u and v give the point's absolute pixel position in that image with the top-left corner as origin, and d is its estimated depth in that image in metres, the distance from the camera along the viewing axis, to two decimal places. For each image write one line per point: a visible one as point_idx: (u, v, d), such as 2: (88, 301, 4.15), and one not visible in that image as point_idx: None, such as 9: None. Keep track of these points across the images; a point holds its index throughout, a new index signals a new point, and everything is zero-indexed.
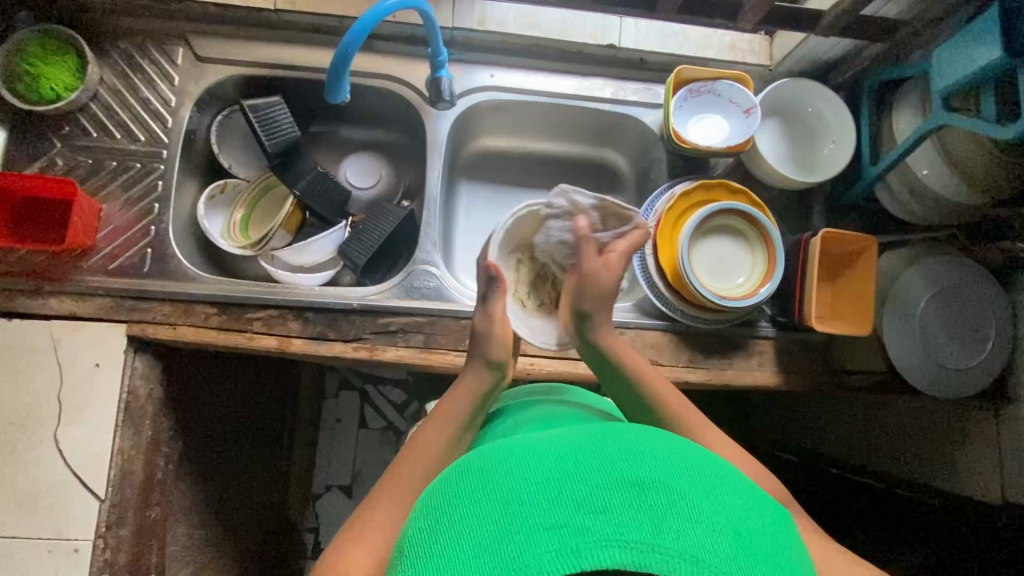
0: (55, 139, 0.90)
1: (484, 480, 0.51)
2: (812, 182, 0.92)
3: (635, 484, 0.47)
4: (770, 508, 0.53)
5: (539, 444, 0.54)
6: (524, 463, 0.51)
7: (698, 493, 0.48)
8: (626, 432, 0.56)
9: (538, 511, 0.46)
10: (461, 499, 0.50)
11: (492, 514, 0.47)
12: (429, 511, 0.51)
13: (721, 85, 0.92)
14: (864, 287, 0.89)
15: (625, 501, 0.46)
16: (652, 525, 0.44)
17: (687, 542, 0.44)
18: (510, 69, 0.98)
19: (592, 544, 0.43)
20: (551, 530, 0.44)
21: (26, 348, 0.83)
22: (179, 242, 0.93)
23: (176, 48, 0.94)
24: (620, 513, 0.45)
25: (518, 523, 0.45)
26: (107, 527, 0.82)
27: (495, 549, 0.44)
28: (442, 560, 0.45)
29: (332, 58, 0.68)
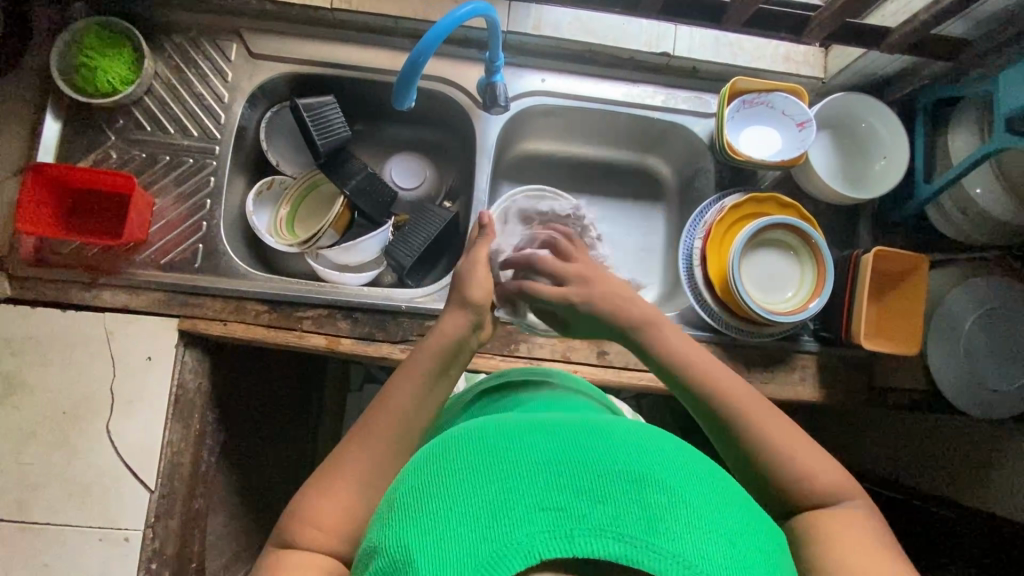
0: (109, 131, 0.90)
1: (486, 453, 0.50)
2: (863, 198, 0.92)
3: (637, 481, 0.46)
4: (764, 523, 0.50)
5: (544, 427, 0.53)
6: (527, 442, 0.50)
7: (699, 500, 0.46)
8: (630, 429, 0.54)
9: (536, 491, 0.45)
10: (460, 467, 0.49)
11: (488, 487, 0.46)
12: (425, 474, 0.51)
13: (776, 97, 0.92)
14: (913, 306, 0.89)
15: (626, 496, 0.44)
16: (651, 524, 0.43)
17: (682, 546, 0.42)
18: (562, 74, 0.98)
19: (585, 532, 0.42)
20: (546, 511, 0.43)
21: (80, 339, 0.84)
22: (229, 238, 0.93)
23: (230, 44, 0.94)
24: (617, 507, 0.44)
25: (514, 498, 0.45)
26: (156, 518, 0.83)
27: (486, 520, 0.44)
28: (431, 524, 0.45)
29: (404, 64, 0.70)
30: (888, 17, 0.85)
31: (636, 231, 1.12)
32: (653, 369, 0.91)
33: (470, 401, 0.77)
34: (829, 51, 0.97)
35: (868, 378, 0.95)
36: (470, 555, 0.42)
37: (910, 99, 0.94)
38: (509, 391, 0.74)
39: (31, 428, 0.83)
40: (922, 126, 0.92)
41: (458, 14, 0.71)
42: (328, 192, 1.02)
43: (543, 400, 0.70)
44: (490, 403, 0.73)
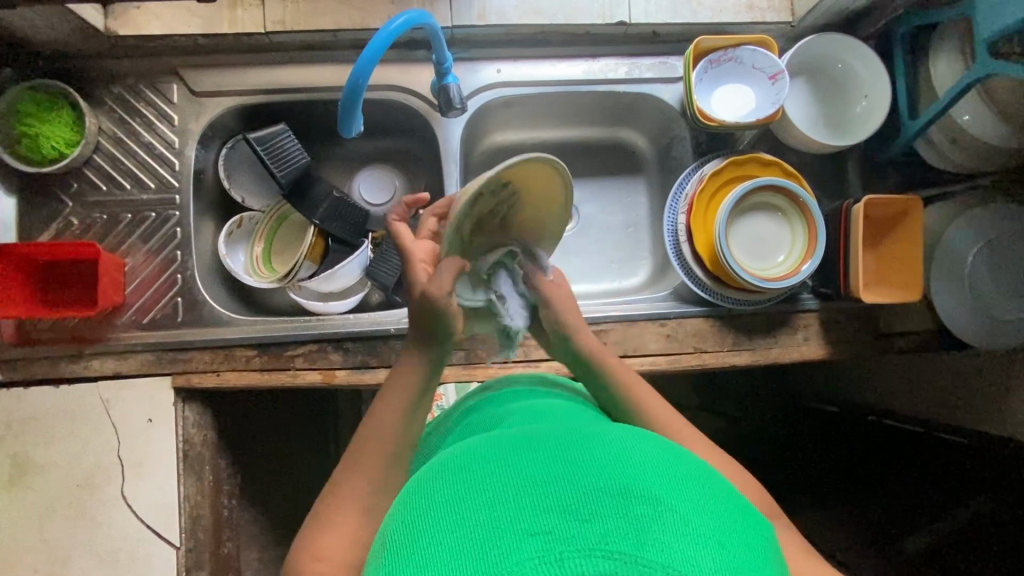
0: (65, 198, 0.88)
1: (472, 481, 0.50)
2: (846, 145, 0.88)
3: (622, 494, 0.47)
4: (750, 517, 0.52)
5: (525, 445, 0.54)
6: (512, 466, 0.51)
7: (685, 506, 0.47)
8: (611, 437, 0.55)
9: (524, 516, 0.45)
10: (448, 498, 0.49)
11: (477, 516, 0.46)
12: (414, 506, 0.51)
13: (744, 52, 0.87)
14: (911, 251, 0.85)
15: (611, 511, 0.45)
16: (637, 537, 0.44)
17: (669, 556, 0.43)
18: (517, 61, 0.93)
19: (572, 554, 0.42)
20: (534, 538, 0.44)
21: (79, 411, 0.84)
22: (207, 285, 0.92)
23: (170, 86, 0.90)
24: (604, 523, 0.44)
25: (503, 528, 0.45)
26: (186, 572, 0.85)
27: (478, 554, 0.44)
28: (425, 562, 0.45)
29: (345, 87, 0.66)
30: None
31: (620, 209, 1.09)
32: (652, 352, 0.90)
33: (453, 420, 0.75)
34: None
35: (873, 327, 0.92)
36: None
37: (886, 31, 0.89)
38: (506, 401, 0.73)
39: (48, 506, 0.84)
40: (902, 58, 0.87)
41: (394, 26, 0.66)
42: (298, 222, 0.99)
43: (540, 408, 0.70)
44: (477, 417, 0.73)
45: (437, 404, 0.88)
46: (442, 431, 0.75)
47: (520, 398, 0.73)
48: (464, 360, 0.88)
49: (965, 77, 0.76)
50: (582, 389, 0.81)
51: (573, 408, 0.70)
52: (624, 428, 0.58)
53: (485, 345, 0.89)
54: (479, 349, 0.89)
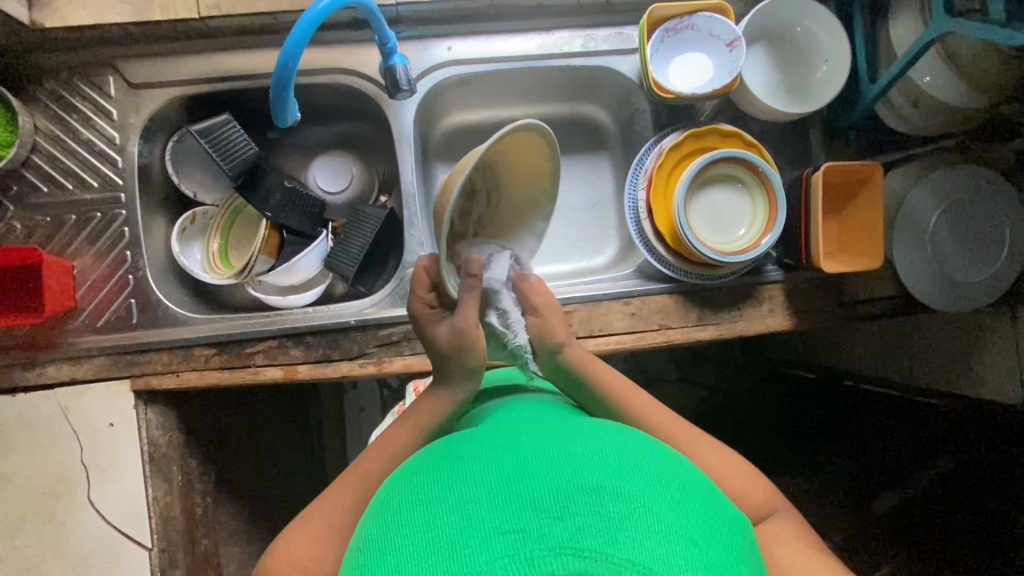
0: (5, 201, 0.85)
1: (447, 482, 0.50)
2: (807, 112, 0.86)
3: (596, 490, 0.46)
4: (727, 512, 0.52)
5: (503, 443, 0.54)
6: (488, 463, 0.51)
7: (659, 503, 0.47)
8: (591, 433, 0.55)
9: (496, 515, 0.45)
10: (424, 497, 0.49)
11: (450, 517, 0.46)
12: (390, 507, 0.51)
13: (699, 19, 0.84)
14: (872, 216, 0.84)
15: (584, 507, 0.45)
16: (609, 534, 0.44)
17: (641, 554, 0.43)
18: (468, 37, 0.90)
19: (544, 552, 0.43)
20: (505, 536, 0.44)
21: (38, 419, 0.83)
22: (162, 285, 0.89)
23: (106, 79, 0.86)
24: (578, 520, 0.44)
25: (475, 527, 0.45)
26: (160, 572, 0.85)
27: (449, 555, 0.44)
28: (398, 562, 0.45)
29: (274, 74, 0.63)
30: None
31: (585, 187, 1.07)
32: (617, 331, 0.89)
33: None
34: None
35: (839, 295, 0.92)
36: None
37: None
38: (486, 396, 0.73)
39: (15, 514, 0.83)
40: (860, 20, 0.85)
41: (320, 7, 0.62)
42: (251, 215, 0.96)
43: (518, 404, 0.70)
44: (453, 416, 0.72)
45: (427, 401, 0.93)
46: None
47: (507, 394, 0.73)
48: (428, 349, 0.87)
49: (923, 36, 0.74)
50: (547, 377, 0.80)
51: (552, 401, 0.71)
52: (603, 422, 0.58)
53: None
54: None
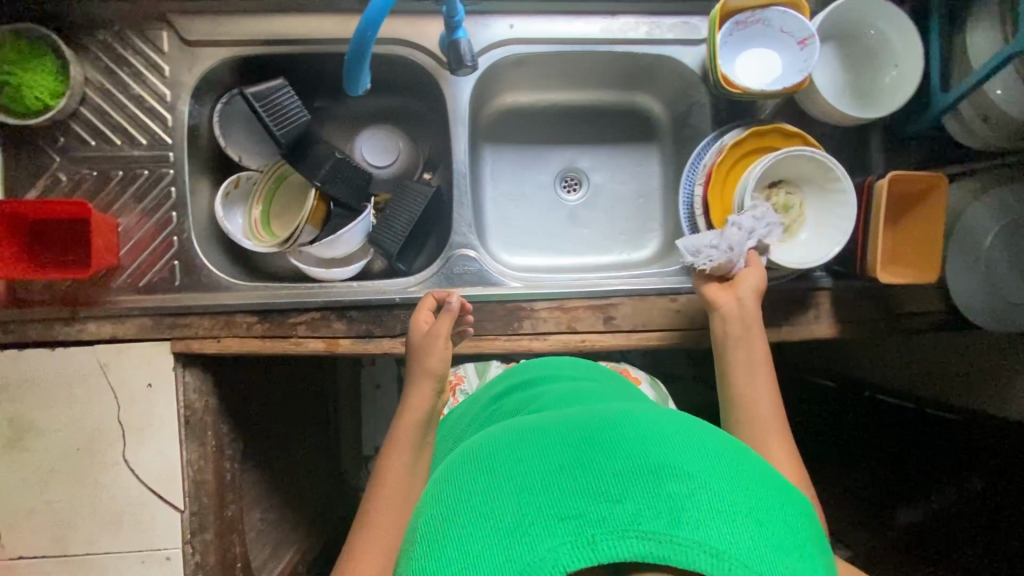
0: (52, 152, 0.83)
1: (500, 467, 0.50)
2: (873, 117, 0.84)
3: (655, 473, 0.46)
4: (788, 492, 0.51)
5: (553, 429, 0.53)
6: (541, 449, 0.51)
7: (720, 483, 0.46)
8: (642, 416, 0.54)
9: (554, 498, 0.45)
10: (477, 482, 0.49)
11: (507, 501, 0.46)
12: (443, 493, 0.51)
13: (773, 14, 0.82)
14: (931, 229, 0.82)
15: (642, 490, 0.45)
16: (672, 515, 0.43)
17: (707, 533, 0.42)
18: (531, 16, 0.87)
19: (607, 535, 0.42)
20: (565, 520, 0.44)
21: (75, 374, 0.83)
22: (205, 249, 0.88)
23: (160, 34, 0.84)
24: (638, 503, 0.44)
25: (533, 511, 0.45)
26: (192, 534, 0.85)
27: (508, 539, 0.44)
28: (456, 547, 0.45)
29: (351, 42, 0.61)
30: None
31: (631, 179, 1.06)
32: (661, 327, 0.88)
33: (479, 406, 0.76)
34: None
35: (885, 307, 0.91)
36: None
37: None
38: (530, 390, 0.74)
39: (50, 467, 0.83)
40: (937, 26, 0.83)
41: None
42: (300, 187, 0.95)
43: (560, 393, 0.69)
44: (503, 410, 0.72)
45: (461, 389, 0.93)
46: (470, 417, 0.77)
47: (548, 384, 0.73)
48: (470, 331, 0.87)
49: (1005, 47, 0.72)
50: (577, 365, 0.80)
51: (598, 391, 0.70)
52: (653, 406, 0.58)
53: (492, 317, 0.87)
54: (485, 321, 0.87)
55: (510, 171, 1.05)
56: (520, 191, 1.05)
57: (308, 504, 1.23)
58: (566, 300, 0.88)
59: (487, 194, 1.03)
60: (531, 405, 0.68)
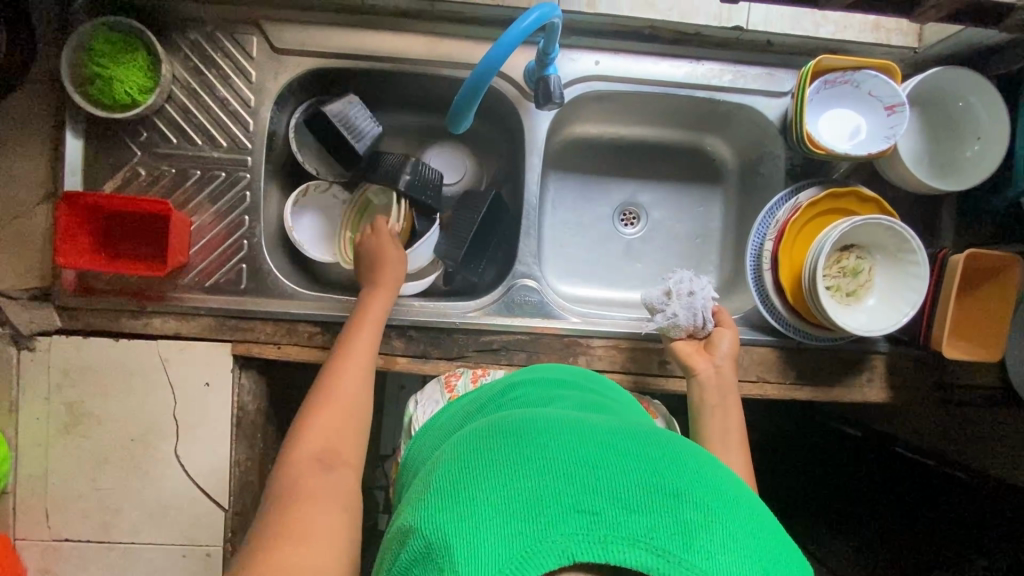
0: (133, 146, 0.84)
1: (526, 449, 0.49)
2: (951, 189, 0.84)
3: (676, 495, 0.45)
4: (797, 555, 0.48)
5: (583, 428, 0.52)
6: (567, 441, 0.50)
7: (737, 527, 0.44)
8: (670, 441, 0.53)
9: (573, 491, 0.44)
10: (501, 457, 0.49)
11: (526, 480, 0.45)
12: (462, 462, 0.50)
13: (863, 76, 0.81)
14: (1000, 309, 0.82)
15: (663, 509, 0.43)
16: (685, 539, 0.42)
17: (716, 568, 0.41)
18: (618, 54, 0.87)
19: (619, 540, 0.41)
20: (580, 513, 0.43)
21: (137, 367, 0.84)
22: (272, 254, 0.89)
23: (250, 38, 0.85)
24: (655, 518, 0.43)
25: (550, 498, 0.44)
26: (232, 533, 0.86)
27: (522, 516, 0.43)
28: (467, 508, 0.44)
29: (466, 82, 0.62)
30: None
31: (691, 218, 1.06)
32: None
33: (495, 392, 0.72)
34: None
35: (937, 377, 0.91)
36: (504, 551, 0.41)
37: (1014, 73, 0.83)
38: (551, 388, 0.72)
39: (102, 455, 0.84)
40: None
41: (523, 25, 0.61)
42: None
43: (580, 401, 0.69)
44: (520, 400, 0.69)
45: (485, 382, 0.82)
46: (474, 398, 0.73)
47: (567, 389, 0.73)
48: (525, 362, 0.87)
49: None
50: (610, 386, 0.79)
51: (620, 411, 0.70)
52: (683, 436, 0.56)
53: (548, 349, 0.87)
54: (541, 353, 0.87)
55: (572, 199, 1.05)
56: (579, 219, 1.05)
57: None
58: (623, 339, 0.89)
59: (546, 220, 1.03)
60: (551, 403, 0.67)
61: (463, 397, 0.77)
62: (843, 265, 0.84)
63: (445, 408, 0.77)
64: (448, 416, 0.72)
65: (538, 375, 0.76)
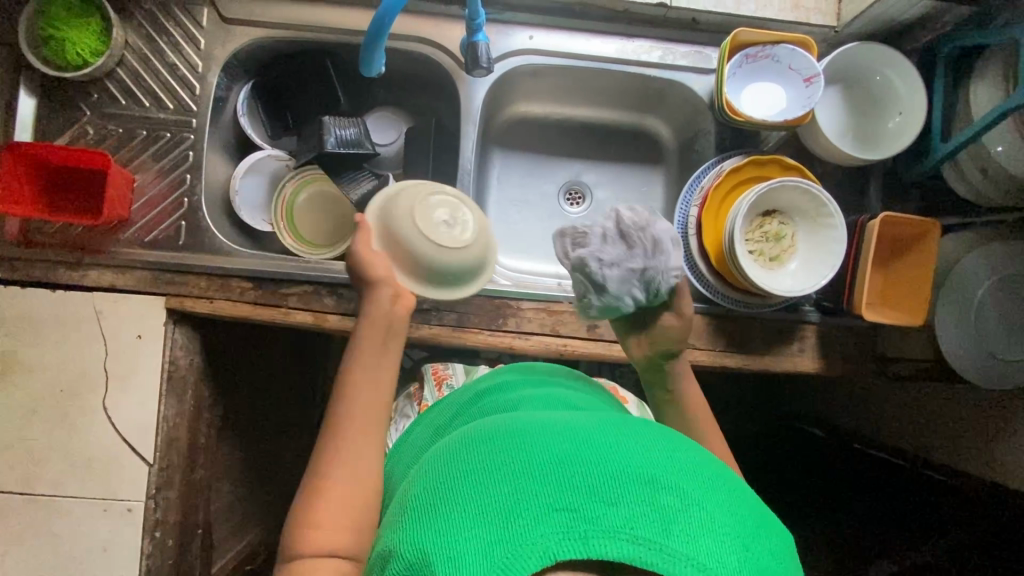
0: (84, 106, 0.88)
1: (499, 455, 0.46)
2: (872, 159, 0.86)
3: (651, 481, 0.42)
4: (776, 529, 0.47)
5: (556, 425, 0.50)
6: (541, 438, 0.47)
7: (713, 504, 0.43)
8: (640, 426, 0.51)
9: (549, 491, 0.42)
10: (474, 467, 0.46)
11: (502, 487, 0.43)
12: (437, 473, 0.48)
13: (782, 50, 0.85)
14: (920, 274, 0.83)
15: (639, 495, 0.41)
16: (662, 523, 0.39)
17: (696, 550, 0.39)
18: (551, 30, 0.92)
19: (598, 534, 0.39)
20: (559, 512, 0.40)
21: (70, 318, 0.85)
22: (212, 215, 0.92)
23: (201, 9, 0.89)
24: (631, 507, 0.40)
25: (527, 501, 0.41)
26: (156, 489, 0.86)
27: (500, 526, 0.40)
28: (447, 526, 0.42)
29: (369, 25, 0.65)
30: None
31: (634, 197, 1.08)
32: None
33: (467, 398, 0.71)
34: None
35: (871, 350, 0.91)
36: (487, 563, 0.39)
37: (929, 49, 0.87)
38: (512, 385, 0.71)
39: (31, 406, 0.85)
40: (943, 79, 0.85)
41: None
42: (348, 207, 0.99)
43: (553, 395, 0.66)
44: (488, 401, 0.68)
45: (447, 382, 0.93)
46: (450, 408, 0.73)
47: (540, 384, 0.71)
48: (456, 323, 0.88)
49: (1004, 103, 0.73)
50: (563, 375, 0.78)
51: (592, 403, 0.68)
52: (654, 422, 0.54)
53: (479, 310, 0.88)
54: (472, 314, 0.88)
55: (517, 177, 1.07)
56: (524, 196, 1.07)
57: (276, 488, 1.22)
58: (554, 303, 0.90)
59: (492, 195, 1.06)
60: (525, 401, 0.65)
61: (435, 409, 0.77)
62: (761, 232, 0.86)
63: (413, 425, 0.77)
64: (417, 433, 0.73)
65: (504, 373, 0.76)
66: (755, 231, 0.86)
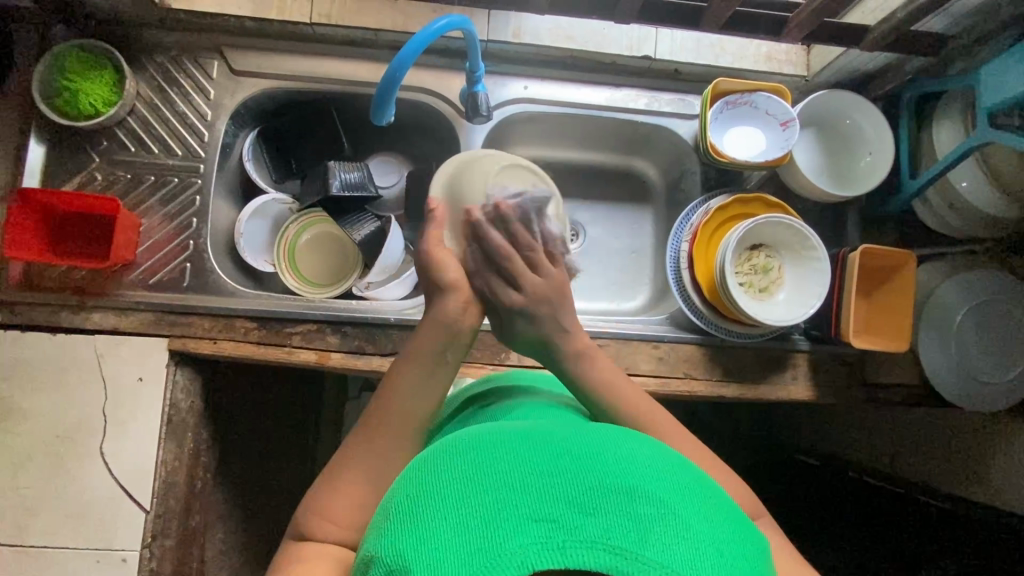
0: (93, 153, 0.91)
1: (478, 460, 0.46)
2: (848, 196, 0.91)
3: (628, 491, 0.43)
4: (750, 528, 0.48)
5: (534, 432, 0.50)
6: (524, 446, 0.47)
7: (689, 509, 0.43)
8: (622, 434, 0.50)
9: (529, 500, 0.42)
10: (454, 473, 0.45)
11: (481, 494, 0.43)
12: (417, 472, 0.48)
13: (759, 98, 0.92)
14: (901, 303, 0.87)
15: (615, 505, 0.41)
16: (639, 532, 0.40)
17: (670, 556, 0.39)
18: (545, 81, 0.98)
19: (577, 544, 0.39)
20: (538, 522, 0.40)
21: (71, 362, 0.84)
22: (217, 256, 0.94)
23: (212, 62, 0.94)
24: (608, 517, 0.41)
25: (506, 509, 0.41)
26: (152, 537, 0.84)
27: (480, 532, 0.40)
28: (424, 530, 0.42)
29: (381, 78, 0.69)
30: (867, 14, 0.84)
31: (626, 233, 1.12)
32: (644, 373, 0.91)
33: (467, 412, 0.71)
34: (812, 48, 0.97)
35: (859, 375, 0.94)
36: (465, 567, 0.39)
37: (892, 96, 0.95)
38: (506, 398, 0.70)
39: (24, 452, 0.83)
40: (907, 122, 0.92)
41: (434, 26, 0.69)
42: (350, 247, 1.02)
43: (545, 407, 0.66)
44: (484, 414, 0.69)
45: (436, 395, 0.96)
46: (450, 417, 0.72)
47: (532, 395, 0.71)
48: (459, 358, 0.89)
49: (964, 142, 0.80)
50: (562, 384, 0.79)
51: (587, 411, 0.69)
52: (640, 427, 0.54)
53: (481, 345, 0.90)
54: (475, 349, 0.90)
55: None
56: None
57: (269, 536, 1.18)
58: None
59: None
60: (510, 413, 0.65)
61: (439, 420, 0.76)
62: (750, 264, 0.91)
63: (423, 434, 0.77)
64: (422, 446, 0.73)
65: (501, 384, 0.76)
66: (744, 264, 0.91)
